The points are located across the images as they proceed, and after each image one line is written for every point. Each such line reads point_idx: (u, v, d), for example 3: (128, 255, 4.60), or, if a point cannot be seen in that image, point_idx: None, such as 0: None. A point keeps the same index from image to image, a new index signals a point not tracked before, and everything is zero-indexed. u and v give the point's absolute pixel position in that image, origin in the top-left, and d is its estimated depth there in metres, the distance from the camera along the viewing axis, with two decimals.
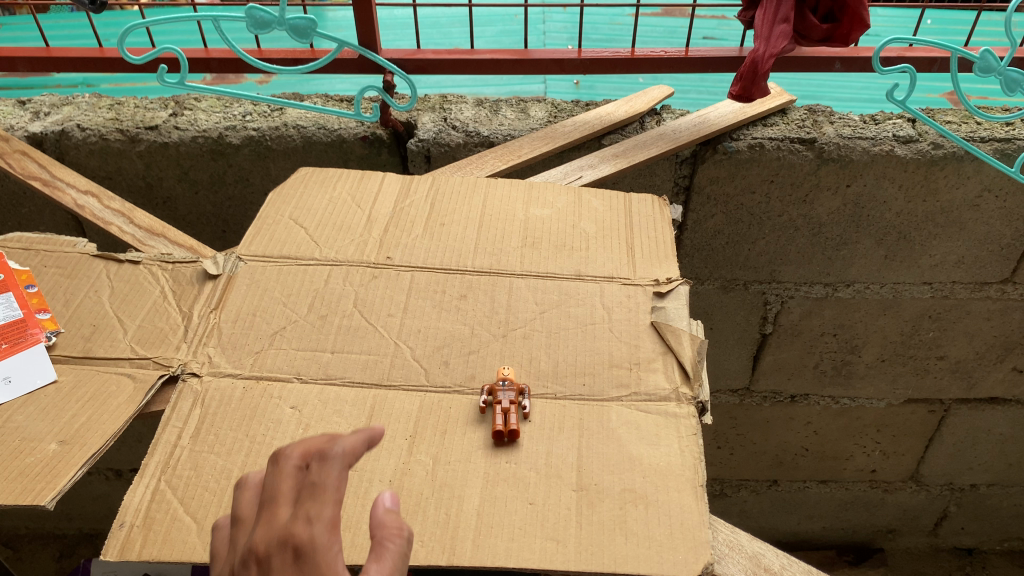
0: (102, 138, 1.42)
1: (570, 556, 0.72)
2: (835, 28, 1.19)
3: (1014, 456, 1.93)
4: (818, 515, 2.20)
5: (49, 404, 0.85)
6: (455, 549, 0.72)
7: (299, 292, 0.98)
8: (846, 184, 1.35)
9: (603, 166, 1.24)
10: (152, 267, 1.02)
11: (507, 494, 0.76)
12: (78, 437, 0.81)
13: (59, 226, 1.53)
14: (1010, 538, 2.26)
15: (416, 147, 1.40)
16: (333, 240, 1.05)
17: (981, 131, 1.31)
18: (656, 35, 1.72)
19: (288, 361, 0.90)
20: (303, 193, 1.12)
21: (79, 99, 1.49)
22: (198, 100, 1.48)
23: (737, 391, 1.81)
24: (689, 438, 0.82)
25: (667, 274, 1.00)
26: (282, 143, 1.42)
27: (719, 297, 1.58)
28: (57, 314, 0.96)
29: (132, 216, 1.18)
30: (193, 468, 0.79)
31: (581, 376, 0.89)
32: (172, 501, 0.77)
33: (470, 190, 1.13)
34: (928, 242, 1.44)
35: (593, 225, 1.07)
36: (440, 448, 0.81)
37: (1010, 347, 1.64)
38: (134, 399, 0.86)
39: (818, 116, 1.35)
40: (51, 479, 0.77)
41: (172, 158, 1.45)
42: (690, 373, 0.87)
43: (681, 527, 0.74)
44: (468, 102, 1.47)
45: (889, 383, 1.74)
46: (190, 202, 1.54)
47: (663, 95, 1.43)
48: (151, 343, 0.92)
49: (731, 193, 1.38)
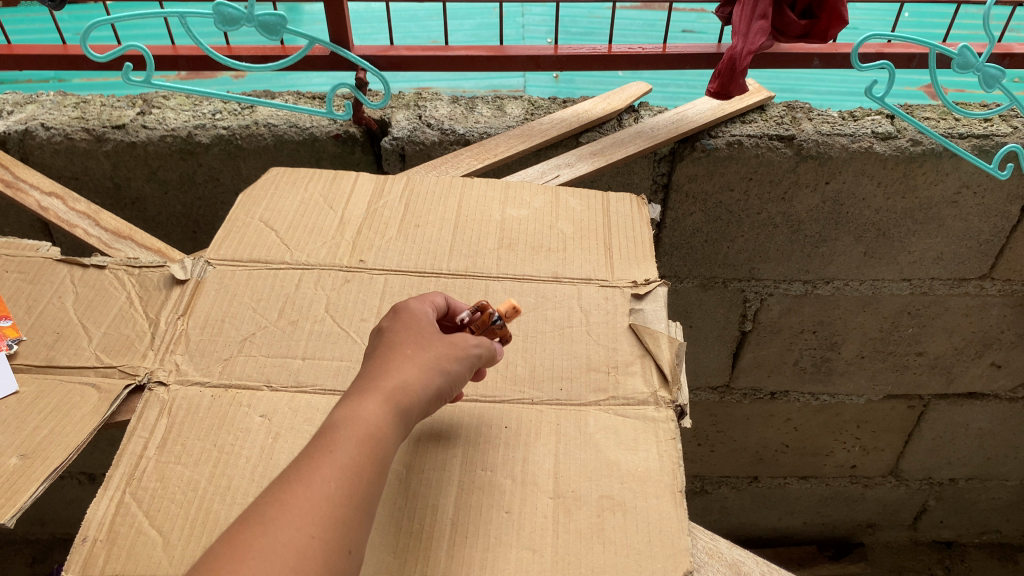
0: (67, 137, 1.37)
1: (546, 565, 0.70)
2: (814, 24, 1.17)
3: (992, 450, 1.94)
4: (799, 511, 2.20)
5: (9, 416, 0.81)
6: (428, 560, 0.70)
7: (269, 298, 0.95)
8: (825, 181, 1.34)
9: (581, 164, 1.23)
10: (118, 272, 0.98)
11: (482, 503, 0.74)
12: (40, 451, 0.77)
13: (25, 228, 1.48)
14: (988, 531, 2.28)
15: (390, 145, 1.37)
16: (304, 244, 1.02)
17: (959, 128, 1.31)
18: (635, 28, 1.70)
19: (258, 369, 0.87)
20: (274, 195, 1.09)
21: (44, 97, 1.44)
22: (166, 98, 1.43)
23: (717, 388, 1.80)
24: (668, 443, 0.80)
25: (645, 275, 0.98)
26: (253, 142, 1.38)
27: (699, 295, 1.57)
28: (19, 322, 0.92)
29: (98, 219, 1.14)
30: (158, 480, 0.76)
31: (558, 380, 0.87)
32: (136, 513, 0.73)
33: (445, 191, 1.10)
34: (907, 239, 1.43)
35: (570, 226, 1.05)
36: (412, 456, 0.78)
37: (988, 343, 1.64)
38: (99, 410, 0.82)
39: (796, 113, 1.34)
40: (10, 496, 0.73)
41: (140, 158, 1.40)
42: (669, 376, 0.86)
43: (659, 535, 0.72)
44: (443, 99, 1.44)
45: (868, 379, 1.74)
46: (160, 203, 1.49)
47: (641, 92, 1.41)
48: (117, 352, 0.89)
49: (710, 191, 1.37)
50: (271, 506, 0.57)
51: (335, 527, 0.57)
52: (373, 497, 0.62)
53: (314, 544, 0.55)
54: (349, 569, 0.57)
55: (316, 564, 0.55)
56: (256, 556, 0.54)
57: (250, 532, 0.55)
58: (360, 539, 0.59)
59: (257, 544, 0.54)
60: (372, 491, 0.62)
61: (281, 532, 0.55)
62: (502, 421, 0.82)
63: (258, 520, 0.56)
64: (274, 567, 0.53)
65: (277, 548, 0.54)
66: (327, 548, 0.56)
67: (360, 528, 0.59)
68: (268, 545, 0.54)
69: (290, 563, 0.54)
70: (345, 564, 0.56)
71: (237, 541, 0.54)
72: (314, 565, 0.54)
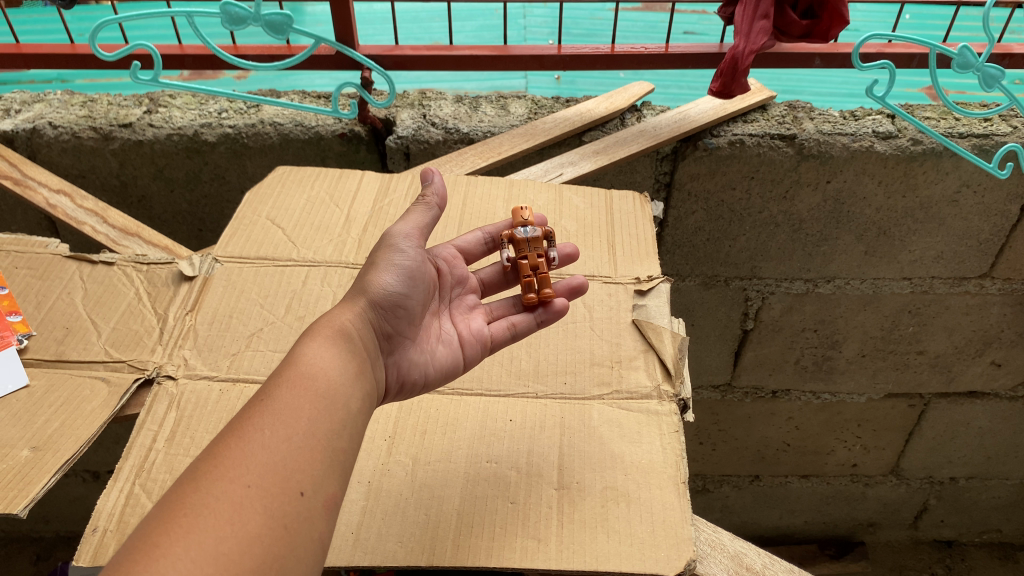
0: (74, 136, 1.38)
1: (551, 554, 0.71)
2: (815, 24, 1.18)
3: (992, 449, 1.95)
4: (799, 510, 2.21)
5: (21, 409, 0.82)
6: (434, 550, 0.71)
7: (276, 294, 0.96)
8: (826, 180, 1.35)
9: (583, 163, 1.24)
10: (126, 268, 0.99)
11: (487, 494, 0.75)
12: (51, 443, 0.79)
13: (32, 226, 1.49)
14: (988, 530, 2.28)
15: (395, 144, 1.38)
16: (311, 240, 1.03)
17: (959, 127, 1.32)
18: (637, 30, 1.71)
19: (265, 363, 0.89)
20: (280, 193, 1.10)
21: (51, 96, 1.45)
22: (173, 97, 1.44)
23: (718, 387, 1.81)
24: (670, 436, 0.81)
25: (647, 272, 0.99)
26: (259, 140, 1.39)
27: (700, 294, 1.58)
28: (29, 318, 0.93)
29: (106, 216, 1.15)
30: (168, 472, 0.77)
31: (562, 374, 0.88)
32: (146, 505, 0.74)
33: (449, 188, 1.11)
34: (908, 238, 1.44)
35: (573, 223, 1.07)
36: (419, 449, 0.80)
37: (989, 342, 1.65)
38: (109, 403, 0.83)
39: (798, 113, 1.35)
40: (22, 487, 0.74)
41: (147, 157, 1.42)
42: (672, 370, 0.87)
43: (662, 524, 0.73)
44: (447, 99, 1.45)
45: (869, 378, 1.75)
46: (166, 201, 1.50)
47: (643, 91, 1.42)
48: (125, 346, 0.90)
49: (712, 190, 1.38)
50: (204, 462, 0.56)
51: (275, 473, 0.57)
52: (332, 429, 0.63)
53: (251, 493, 0.55)
54: (305, 512, 0.56)
55: (259, 515, 0.54)
56: (188, 512, 0.52)
57: (182, 490, 0.54)
58: (318, 482, 0.58)
59: (189, 504, 0.52)
60: (329, 423, 0.63)
61: (214, 486, 0.54)
62: (506, 415, 0.84)
63: (189, 477, 0.55)
64: (211, 524, 0.51)
65: (212, 502, 0.53)
66: (270, 496, 0.55)
67: (314, 468, 0.59)
68: (202, 501, 0.53)
69: (227, 516, 0.52)
70: (299, 508, 0.56)
71: (170, 502, 0.53)
72: (255, 515, 0.53)
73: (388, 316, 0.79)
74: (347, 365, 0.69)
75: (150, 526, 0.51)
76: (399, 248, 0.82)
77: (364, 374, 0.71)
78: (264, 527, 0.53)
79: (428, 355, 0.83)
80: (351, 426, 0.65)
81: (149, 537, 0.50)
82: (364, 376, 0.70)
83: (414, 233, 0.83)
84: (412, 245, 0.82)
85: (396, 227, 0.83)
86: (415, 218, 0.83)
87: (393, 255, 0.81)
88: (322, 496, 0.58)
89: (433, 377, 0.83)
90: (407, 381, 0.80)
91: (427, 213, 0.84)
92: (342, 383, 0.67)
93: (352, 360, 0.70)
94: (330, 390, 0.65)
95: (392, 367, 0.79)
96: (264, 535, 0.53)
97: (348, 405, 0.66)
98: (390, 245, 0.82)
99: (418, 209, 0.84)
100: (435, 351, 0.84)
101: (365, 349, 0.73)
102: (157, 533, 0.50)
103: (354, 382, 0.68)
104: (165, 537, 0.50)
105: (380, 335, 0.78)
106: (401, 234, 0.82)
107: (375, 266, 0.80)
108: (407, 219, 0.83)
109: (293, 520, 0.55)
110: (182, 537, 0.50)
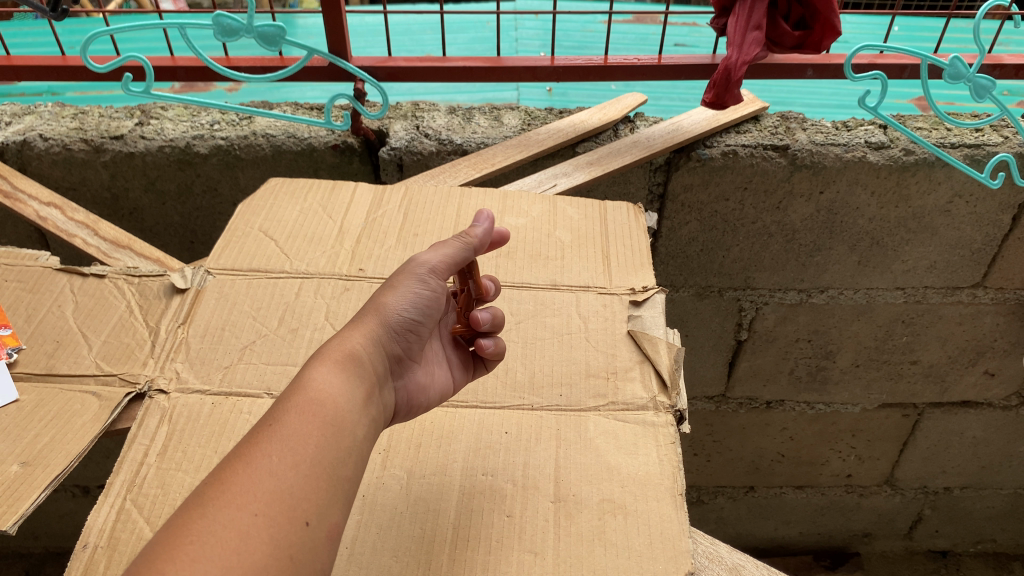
0: (65, 148, 1.37)
1: (549, 568, 0.70)
2: (807, 35, 1.19)
3: (986, 459, 1.95)
4: (795, 521, 2.20)
5: (10, 424, 0.81)
6: (431, 564, 0.70)
7: (269, 306, 0.95)
8: (820, 191, 1.36)
9: (577, 174, 1.25)
10: (118, 281, 0.97)
11: (485, 508, 0.75)
12: (41, 458, 0.77)
13: (21, 238, 1.48)
14: (983, 540, 2.28)
15: (388, 155, 1.38)
16: (303, 252, 1.02)
17: (951, 137, 1.33)
18: (628, 43, 1.72)
19: (258, 377, 0.87)
20: (273, 204, 1.09)
21: (42, 108, 1.45)
22: (165, 108, 1.44)
23: (713, 398, 1.81)
24: (667, 447, 0.80)
25: (643, 283, 0.99)
26: (252, 152, 1.38)
27: (695, 304, 1.58)
28: (18, 331, 0.91)
29: (97, 228, 1.14)
30: (159, 487, 0.76)
31: (558, 386, 0.88)
32: (137, 520, 0.73)
33: (443, 200, 1.11)
34: (901, 248, 1.45)
35: (568, 234, 1.06)
36: (414, 462, 0.79)
37: (981, 352, 1.66)
38: (100, 417, 0.82)
39: (790, 123, 1.37)
40: (12, 504, 0.73)
41: (138, 168, 1.41)
42: (669, 382, 0.86)
43: (661, 537, 0.72)
44: (441, 110, 1.45)
45: (863, 388, 1.76)
46: (158, 213, 1.49)
47: (636, 103, 1.43)
48: (117, 360, 0.88)
49: (705, 201, 1.39)
50: (211, 488, 0.55)
51: (280, 500, 0.56)
52: (337, 456, 0.62)
53: (258, 522, 0.54)
54: (310, 541, 0.55)
55: (264, 543, 0.53)
56: (193, 540, 0.51)
57: (189, 515, 0.53)
58: (322, 510, 0.58)
59: (195, 530, 0.52)
60: (334, 451, 0.62)
61: (221, 513, 0.53)
62: (502, 427, 0.83)
63: (195, 502, 0.54)
64: (214, 552, 0.51)
65: (217, 530, 0.52)
66: (275, 524, 0.54)
67: (320, 495, 0.58)
68: (208, 528, 0.52)
69: (231, 545, 0.51)
70: (304, 536, 0.55)
71: (174, 528, 0.52)
72: (261, 543, 0.53)
73: (399, 340, 0.77)
74: (355, 391, 0.68)
75: (153, 551, 0.50)
76: (418, 275, 0.78)
77: (371, 398, 0.70)
78: (269, 556, 0.52)
79: (431, 376, 0.82)
80: (358, 453, 0.64)
81: (152, 565, 0.49)
82: (370, 401, 0.69)
83: (437, 263, 0.80)
84: (433, 275, 0.79)
85: (421, 256, 0.80)
86: (450, 253, 0.81)
87: (412, 281, 0.78)
88: (326, 525, 0.57)
89: (434, 399, 0.82)
90: (412, 403, 0.79)
91: (462, 247, 0.82)
92: (348, 409, 0.65)
93: (359, 385, 0.69)
94: (337, 416, 0.64)
95: (400, 390, 0.78)
96: (269, 564, 0.52)
97: (354, 432, 0.65)
98: (409, 271, 0.78)
99: (453, 242, 0.82)
100: (437, 373, 0.83)
101: (375, 374, 0.72)
102: (161, 560, 0.49)
103: (360, 407, 0.67)
104: (169, 562, 0.49)
105: (389, 357, 0.76)
106: (426, 264, 0.79)
107: (392, 291, 0.77)
108: (435, 250, 0.80)
109: (299, 549, 0.54)
110: (186, 565, 0.49)
